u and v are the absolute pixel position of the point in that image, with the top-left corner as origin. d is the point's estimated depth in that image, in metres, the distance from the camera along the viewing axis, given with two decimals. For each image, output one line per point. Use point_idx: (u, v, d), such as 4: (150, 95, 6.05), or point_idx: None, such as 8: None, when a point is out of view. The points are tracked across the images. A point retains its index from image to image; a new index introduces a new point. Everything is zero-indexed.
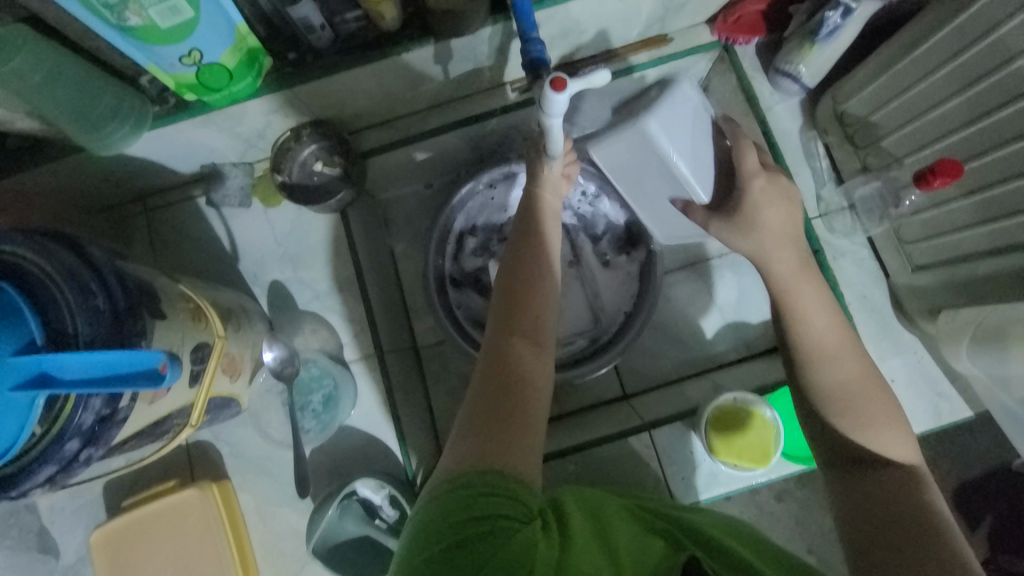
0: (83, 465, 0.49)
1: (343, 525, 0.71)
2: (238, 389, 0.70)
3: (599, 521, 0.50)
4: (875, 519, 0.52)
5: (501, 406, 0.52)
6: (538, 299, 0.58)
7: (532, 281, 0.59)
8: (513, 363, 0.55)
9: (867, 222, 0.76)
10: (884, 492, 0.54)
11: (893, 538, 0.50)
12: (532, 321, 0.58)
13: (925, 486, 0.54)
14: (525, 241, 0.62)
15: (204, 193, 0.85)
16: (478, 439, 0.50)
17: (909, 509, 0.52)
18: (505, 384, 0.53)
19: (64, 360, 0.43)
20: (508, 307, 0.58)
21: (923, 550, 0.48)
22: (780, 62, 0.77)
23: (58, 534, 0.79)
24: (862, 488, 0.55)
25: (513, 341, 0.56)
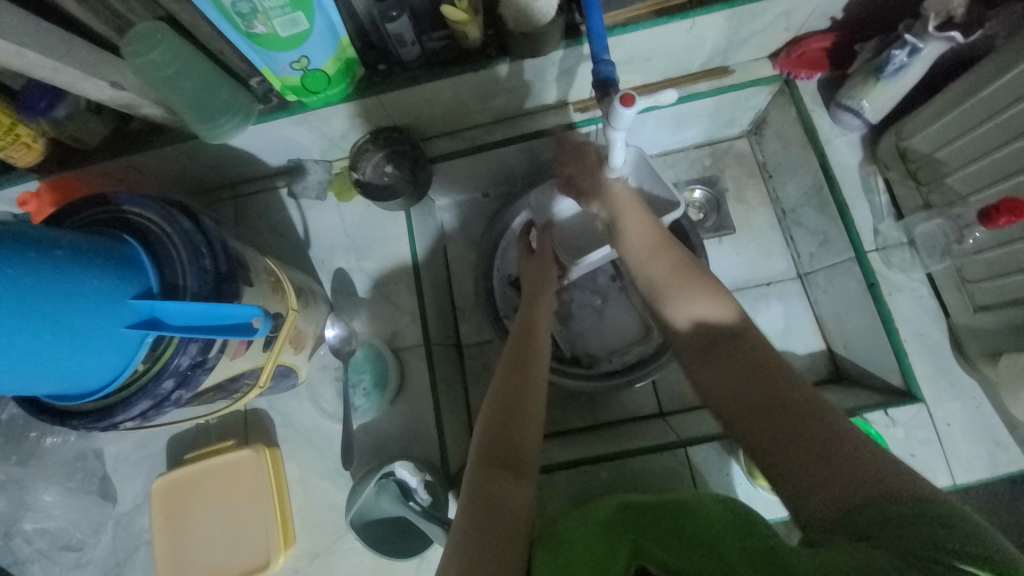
0: (172, 405, 0.54)
1: (379, 504, 0.73)
2: (299, 362, 0.76)
3: (567, 574, 0.48)
4: (752, 418, 0.53)
5: (487, 533, 0.51)
6: (521, 424, 0.61)
7: (515, 398, 0.63)
8: (493, 494, 0.54)
9: (928, 258, 0.75)
10: (752, 384, 0.55)
11: (785, 436, 0.51)
12: (513, 443, 0.60)
13: (766, 353, 0.57)
14: (510, 368, 0.66)
15: (286, 184, 0.94)
16: (460, 566, 0.48)
17: (781, 392, 0.53)
18: (488, 516, 0.52)
19: (174, 306, 0.50)
20: (490, 430, 0.61)
21: (815, 442, 0.49)
22: (842, 97, 0.79)
23: (118, 480, 0.83)
24: (725, 384, 0.57)
25: (495, 470, 0.57)
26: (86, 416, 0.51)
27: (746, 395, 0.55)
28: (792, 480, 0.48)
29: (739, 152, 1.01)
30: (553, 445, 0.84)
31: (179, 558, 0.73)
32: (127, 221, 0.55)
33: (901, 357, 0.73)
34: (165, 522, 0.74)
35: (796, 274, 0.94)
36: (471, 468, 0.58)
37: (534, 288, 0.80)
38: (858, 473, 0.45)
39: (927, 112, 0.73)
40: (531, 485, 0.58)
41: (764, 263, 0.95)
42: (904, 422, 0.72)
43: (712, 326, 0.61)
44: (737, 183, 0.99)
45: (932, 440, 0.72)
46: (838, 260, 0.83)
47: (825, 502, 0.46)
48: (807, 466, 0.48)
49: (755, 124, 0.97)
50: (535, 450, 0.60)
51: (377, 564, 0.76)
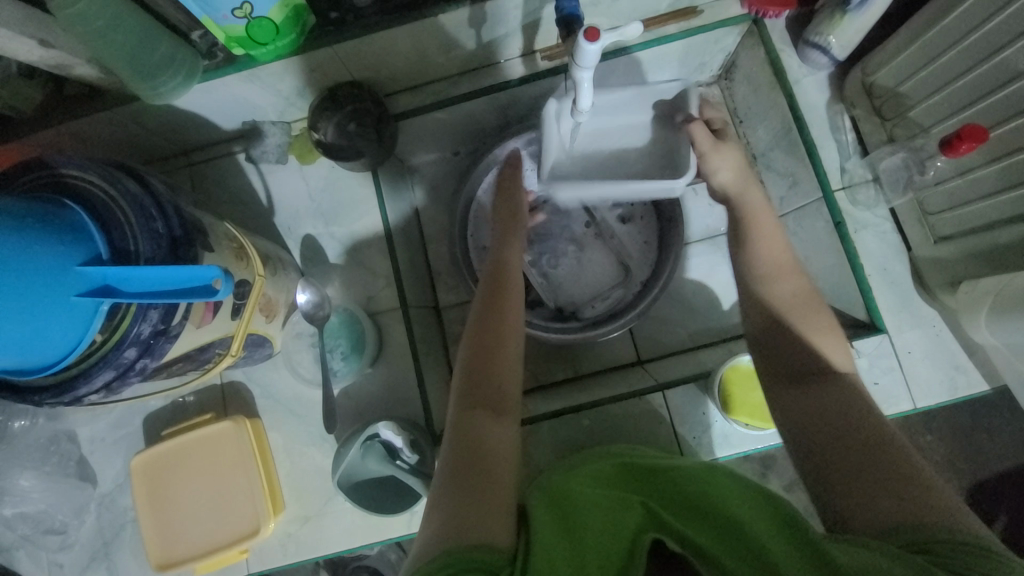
0: (137, 375, 0.53)
1: (365, 464, 0.74)
2: (272, 331, 0.75)
3: (566, 520, 0.50)
4: (819, 434, 0.56)
5: (472, 474, 0.52)
6: (501, 367, 0.62)
7: (492, 343, 0.63)
8: (477, 434, 0.56)
9: (891, 194, 0.76)
10: (829, 408, 0.57)
11: (857, 462, 0.52)
12: (492, 386, 0.60)
13: (863, 398, 0.58)
14: (482, 308, 0.66)
15: (244, 149, 0.89)
16: (449, 508, 0.49)
17: (856, 418, 0.55)
18: (472, 454, 0.54)
19: (128, 272, 0.47)
20: (471, 373, 0.61)
21: (881, 467, 0.51)
22: (810, 33, 0.78)
23: (97, 462, 0.81)
24: (803, 402, 0.59)
25: (477, 411, 0.58)
26: (45, 391, 0.49)
27: (821, 413, 0.57)
28: (841, 489, 0.52)
29: (709, 98, 1.00)
30: (536, 398, 0.85)
31: (165, 532, 0.73)
32: (64, 184, 0.51)
33: (866, 291, 0.76)
34: (148, 499, 0.74)
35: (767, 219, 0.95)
36: (454, 408, 0.59)
37: (504, 231, 0.77)
38: (922, 509, 0.47)
39: (892, 45, 0.73)
40: (513, 424, 0.59)
41: None
42: (868, 352, 0.75)
43: (811, 361, 0.62)
44: None
45: (894, 368, 0.75)
46: (807, 201, 0.84)
47: (873, 518, 0.49)
48: (866, 483, 0.51)
49: (725, 68, 0.96)
50: (515, 391, 0.61)
51: (367, 523, 0.77)
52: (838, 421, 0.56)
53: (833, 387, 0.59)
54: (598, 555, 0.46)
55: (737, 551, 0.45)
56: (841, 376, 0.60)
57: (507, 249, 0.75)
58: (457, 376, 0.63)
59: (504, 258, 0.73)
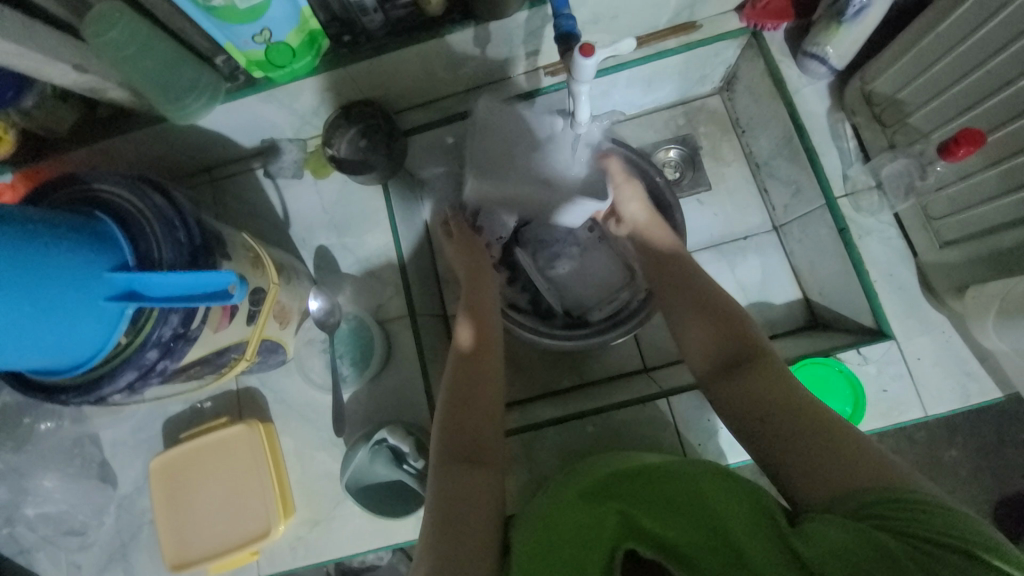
0: (159, 376, 0.56)
1: (373, 468, 0.76)
2: (285, 337, 0.78)
3: (539, 544, 0.51)
4: (761, 423, 0.56)
5: (454, 528, 0.54)
6: (478, 407, 0.65)
7: (465, 392, 0.66)
8: (456, 484, 0.58)
9: (895, 199, 0.76)
10: (767, 392, 0.57)
11: (797, 442, 0.52)
12: (470, 431, 0.63)
13: (789, 376, 0.58)
14: (465, 363, 0.69)
15: (262, 165, 0.94)
16: (431, 568, 0.50)
17: (789, 400, 0.56)
18: (450, 507, 0.56)
19: (151, 278, 0.50)
20: (450, 423, 0.63)
21: (822, 440, 0.51)
22: (807, 44, 0.79)
23: (118, 464, 0.85)
24: (741, 392, 0.59)
25: (456, 462, 0.60)
26: (73, 390, 0.53)
27: (758, 402, 0.57)
28: (790, 471, 0.52)
29: (711, 109, 1.01)
30: (542, 405, 0.86)
31: (180, 533, 0.75)
32: (97, 198, 0.56)
33: (871, 297, 0.75)
34: (166, 500, 0.76)
35: (772, 227, 0.95)
36: (434, 461, 0.61)
37: (472, 276, 0.80)
38: (861, 476, 0.47)
39: (889, 54, 0.74)
40: (493, 468, 0.60)
41: (741, 218, 0.96)
42: (876, 359, 0.75)
43: (730, 349, 0.63)
44: (711, 140, 1.00)
45: (903, 374, 0.74)
46: (811, 207, 0.84)
47: (821, 489, 0.49)
48: (811, 465, 0.50)
49: (726, 80, 0.98)
50: (491, 434, 0.63)
51: (374, 526, 0.78)
52: (775, 406, 0.56)
53: (760, 371, 0.60)
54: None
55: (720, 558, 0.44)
56: (770, 359, 0.60)
57: (481, 291, 0.78)
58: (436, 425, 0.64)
59: (479, 302, 0.76)
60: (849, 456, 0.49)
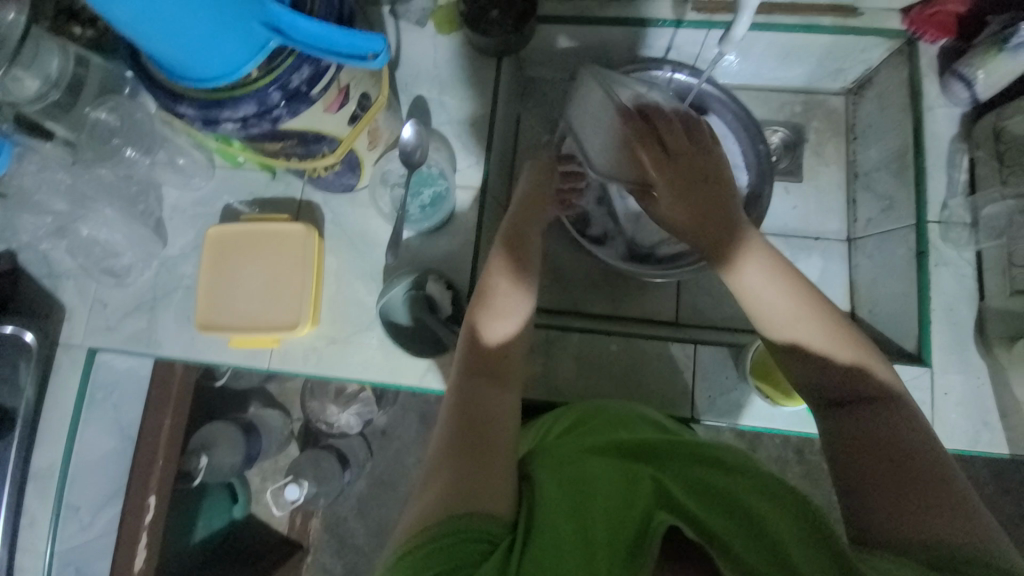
0: (272, 122, 0.59)
1: (404, 308, 0.80)
2: (366, 159, 0.79)
3: (570, 483, 0.53)
4: (846, 451, 0.55)
5: (477, 445, 0.53)
6: (509, 345, 0.63)
7: (497, 313, 0.64)
8: (479, 403, 0.57)
9: (983, 237, 0.77)
10: (874, 431, 0.54)
11: (888, 478, 0.51)
12: (495, 358, 0.62)
13: (916, 422, 0.54)
14: (506, 253, 0.69)
15: (391, 2, 0.93)
16: (454, 475, 0.51)
17: (891, 431, 0.54)
18: (476, 424, 0.55)
19: (301, 21, 0.51)
20: (469, 351, 0.62)
21: (910, 480, 0.50)
22: (959, 63, 0.79)
23: (172, 227, 0.88)
24: (852, 422, 0.56)
25: (481, 381, 0.60)
26: (196, 102, 0.56)
27: (852, 433, 0.55)
28: (861, 503, 0.52)
29: (831, 108, 1.00)
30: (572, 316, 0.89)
31: (216, 301, 0.79)
32: None
33: (923, 320, 0.77)
34: (212, 268, 0.80)
35: (846, 237, 0.94)
36: (455, 378, 0.61)
37: (522, 212, 0.74)
38: (954, 533, 0.47)
39: None
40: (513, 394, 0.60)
41: (819, 219, 0.96)
42: (905, 378, 0.76)
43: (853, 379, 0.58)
44: (820, 137, 0.99)
45: (925, 402, 0.76)
46: (897, 225, 0.84)
47: (899, 532, 0.48)
48: (893, 501, 0.50)
49: (858, 84, 0.96)
50: (516, 359, 0.63)
51: (386, 364, 0.81)
52: (881, 443, 0.53)
53: (883, 409, 0.56)
54: (603, 537, 0.48)
55: (759, 552, 0.47)
56: (899, 400, 0.55)
57: (529, 218, 0.73)
58: (464, 345, 0.63)
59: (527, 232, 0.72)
60: (941, 511, 0.48)
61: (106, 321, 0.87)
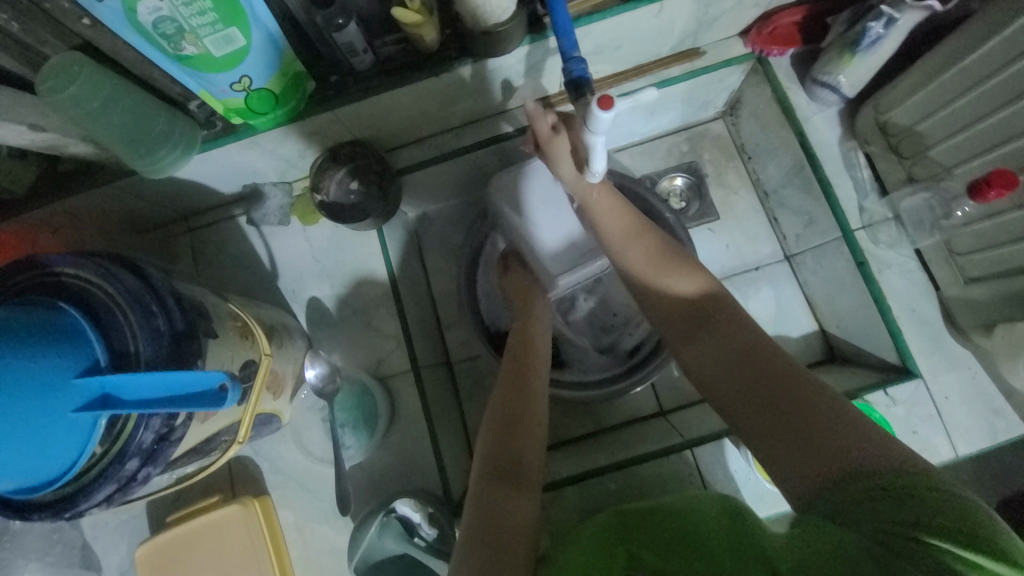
0: (141, 483, 0.49)
1: (382, 544, 0.71)
2: (280, 407, 0.71)
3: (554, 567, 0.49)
4: (734, 403, 0.55)
5: (494, 547, 0.51)
6: (519, 445, 0.61)
7: (515, 410, 0.64)
8: (498, 507, 0.55)
9: (915, 233, 0.73)
10: (723, 356, 0.57)
11: (764, 414, 0.52)
12: (514, 453, 0.61)
13: (747, 327, 0.58)
14: (507, 386, 0.67)
15: (245, 212, 0.88)
16: None
17: (768, 379, 0.53)
18: (495, 529, 0.53)
19: (128, 380, 0.44)
20: (492, 448, 0.61)
21: (808, 428, 0.49)
22: (818, 72, 0.76)
23: (102, 547, 0.78)
24: (713, 353, 0.58)
25: (499, 481, 0.58)
26: (42, 511, 0.46)
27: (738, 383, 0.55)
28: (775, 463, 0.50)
29: (715, 135, 0.98)
30: (559, 459, 0.81)
31: None
32: (59, 285, 0.49)
33: (895, 333, 0.72)
34: None
35: (783, 256, 0.92)
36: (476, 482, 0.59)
37: (515, 365, 0.70)
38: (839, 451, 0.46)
39: (905, 84, 0.71)
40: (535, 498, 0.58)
41: (750, 248, 0.93)
42: (904, 400, 0.72)
43: (703, 309, 0.61)
44: (717, 167, 0.97)
45: (932, 414, 0.72)
46: (825, 239, 0.81)
47: (802, 470, 0.47)
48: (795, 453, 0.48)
49: (729, 105, 0.94)
50: (538, 459, 0.61)
51: None
52: (738, 365, 0.55)
53: (719, 328, 0.59)
54: None
55: None
56: (721, 310, 0.60)
57: (536, 324, 0.76)
58: (481, 452, 0.62)
59: (522, 338, 0.74)
60: (820, 427, 0.48)
61: None
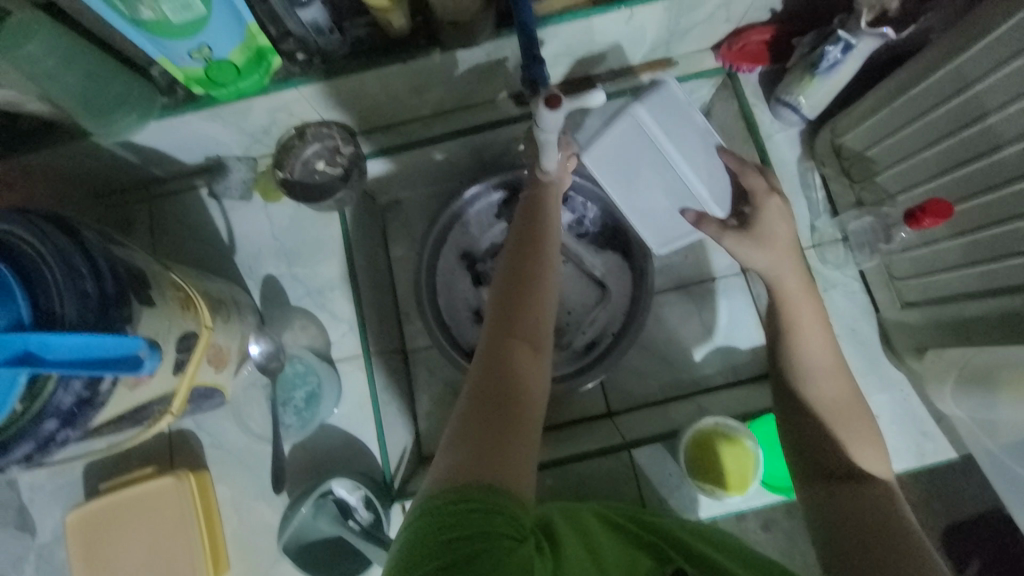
0: (60, 446, 0.49)
1: (317, 525, 0.71)
2: (222, 381, 0.71)
3: (591, 544, 0.49)
4: (841, 529, 0.55)
5: (501, 414, 0.51)
6: (535, 309, 0.58)
7: (523, 278, 0.59)
8: (510, 366, 0.54)
9: (860, 255, 0.77)
10: (858, 506, 0.56)
11: (874, 551, 0.52)
12: (531, 322, 0.58)
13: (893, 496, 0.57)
14: (520, 244, 0.63)
15: (207, 184, 0.87)
16: (465, 450, 0.48)
17: (879, 522, 0.54)
18: (503, 393, 0.52)
19: (54, 340, 0.43)
20: (505, 304, 0.58)
21: (897, 560, 0.50)
22: (780, 92, 0.77)
23: (35, 512, 0.77)
24: (844, 498, 0.57)
25: (513, 343, 0.56)
26: None
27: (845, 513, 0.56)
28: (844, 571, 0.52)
29: None
30: None
31: None
32: None
33: None
34: (88, 557, 0.71)
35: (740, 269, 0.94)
36: (484, 342, 0.57)
37: (530, 220, 0.65)
38: None
39: (861, 110, 0.73)
40: (545, 363, 0.58)
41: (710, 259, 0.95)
42: None
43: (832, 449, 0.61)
44: None
45: None
46: None
47: None
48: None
49: (700, 118, 0.96)
50: (548, 322, 0.59)
51: None
52: (868, 509, 0.56)
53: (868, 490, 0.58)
54: None
55: None
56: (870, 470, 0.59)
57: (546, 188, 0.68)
58: (490, 309, 0.60)
59: (531, 227, 0.64)
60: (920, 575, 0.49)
61: None
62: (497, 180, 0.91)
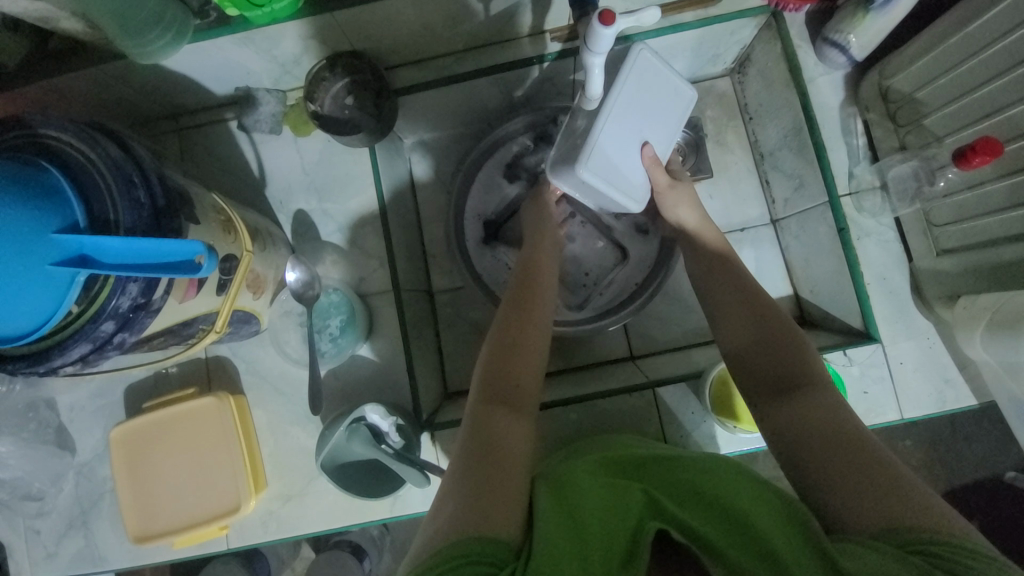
0: (114, 349, 0.51)
1: (350, 447, 0.73)
2: (259, 307, 0.72)
3: (570, 505, 0.49)
4: (793, 441, 0.53)
5: (486, 465, 0.51)
6: (517, 372, 0.61)
7: (510, 341, 0.64)
8: (493, 428, 0.55)
9: (898, 202, 0.75)
10: (797, 414, 0.54)
11: (832, 460, 0.49)
12: (513, 381, 0.61)
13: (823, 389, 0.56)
14: (512, 302, 0.68)
15: (236, 117, 0.87)
16: (453, 505, 0.48)
17: (823, 424, 0.52)
18: (484, 447, 0.53)
19: (107, 241, 0.44)
20: (490, 367, 0.62)
21: (865, 468, 0.47)
22: (829, 31, 0.74)
23: (76, 431, 0.80)
24: (791, 407, 0.55)
25: (495, 407, 0.58)
26: (17, 361, 0.47)
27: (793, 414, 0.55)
28: (818, 480, 0.49)
29: (721, 92, 0.96)
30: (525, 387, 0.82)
31: (148, 501, 0.75)
32: (39, 144, 0.48)
33: (863, 300, 0.73)
34: (133, 470, 0.75)
35: (769, 220, 0.93)
36: (473, 403, 0.59)
37: (518, 291, 0.69)
38: (905, 509, 0.44)
39: (914, 50, 0.71)
40: (529, 422, 0.58)
41: (739, 209, 0.94)
42: (860, 361, 0.74)
43: (764, 340, 0.62)
44: (717, 126, 0.96)
45: (885, 377, 0.75)
46: (811, 205, 0.81)
47: (856, 514, 0.45)
48: (851, 489, 0.47)
49: (738, 62, 0.92)
50: (533, 388, 0.61)
51: (350, 503, 0.77)
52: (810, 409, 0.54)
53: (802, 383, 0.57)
54: (602, 534, 0.45)
55: (732, 537, 0.44)
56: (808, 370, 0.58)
57: (548, 242, 0.76)
58: (477, 374, 0.62)
59: (521, 287, 0.69)
60: (883, 479, 0.46)
61: (44, 548, 0.80)
62: (527, 120, 0.89)
